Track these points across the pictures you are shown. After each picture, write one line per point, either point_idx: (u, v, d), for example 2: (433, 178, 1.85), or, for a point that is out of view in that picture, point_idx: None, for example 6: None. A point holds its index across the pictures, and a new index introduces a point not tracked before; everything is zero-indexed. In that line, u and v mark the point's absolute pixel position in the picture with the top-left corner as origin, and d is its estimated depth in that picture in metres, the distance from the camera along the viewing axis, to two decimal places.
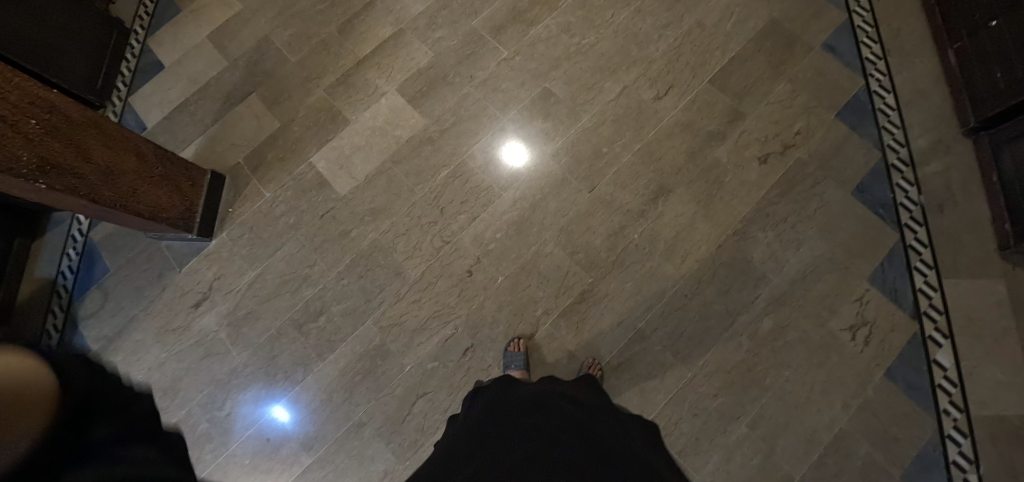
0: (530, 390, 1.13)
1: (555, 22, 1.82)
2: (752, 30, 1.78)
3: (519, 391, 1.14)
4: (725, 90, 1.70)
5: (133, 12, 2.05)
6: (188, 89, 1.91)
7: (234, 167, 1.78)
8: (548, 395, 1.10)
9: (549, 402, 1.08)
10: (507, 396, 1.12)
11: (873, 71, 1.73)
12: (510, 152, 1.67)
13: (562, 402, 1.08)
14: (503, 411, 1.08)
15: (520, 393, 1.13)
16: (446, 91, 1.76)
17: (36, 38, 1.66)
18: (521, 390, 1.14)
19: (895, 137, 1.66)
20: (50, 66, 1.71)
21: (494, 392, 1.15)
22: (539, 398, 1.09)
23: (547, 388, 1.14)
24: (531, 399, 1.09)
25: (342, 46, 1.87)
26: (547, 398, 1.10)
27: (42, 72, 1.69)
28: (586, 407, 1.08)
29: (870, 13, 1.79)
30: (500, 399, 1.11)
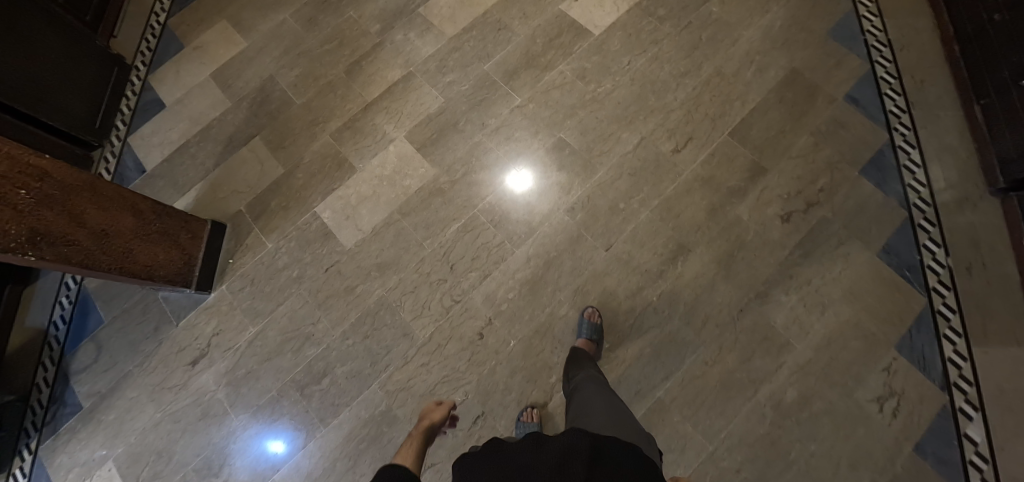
0: (498, 464, 0.91)
1: (570, 67, 1.76)
2: (773, 79, 1.72)
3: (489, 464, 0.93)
4: (746, 143, 1.65)
5: (134, 47, 2.00)
6: (188, 130, 1.85)
7: (235, 215, 1.71)
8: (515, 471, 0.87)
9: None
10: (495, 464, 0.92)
11: (897, 124, 1.68)
12: (516, 183, 1.64)
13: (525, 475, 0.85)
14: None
15: (495, 466, 0.92)
16: (457, 139, 1.70)
17: (33, 79, 1.61)
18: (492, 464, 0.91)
19: (920, 195, 1.60)
20: (46, 108, 1.66)
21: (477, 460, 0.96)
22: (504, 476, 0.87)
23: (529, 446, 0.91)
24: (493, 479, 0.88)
25: (350, 89, 1.81)
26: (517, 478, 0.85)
27: (39, 115, 1.64)
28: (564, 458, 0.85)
29: (894, 64, 1.74)
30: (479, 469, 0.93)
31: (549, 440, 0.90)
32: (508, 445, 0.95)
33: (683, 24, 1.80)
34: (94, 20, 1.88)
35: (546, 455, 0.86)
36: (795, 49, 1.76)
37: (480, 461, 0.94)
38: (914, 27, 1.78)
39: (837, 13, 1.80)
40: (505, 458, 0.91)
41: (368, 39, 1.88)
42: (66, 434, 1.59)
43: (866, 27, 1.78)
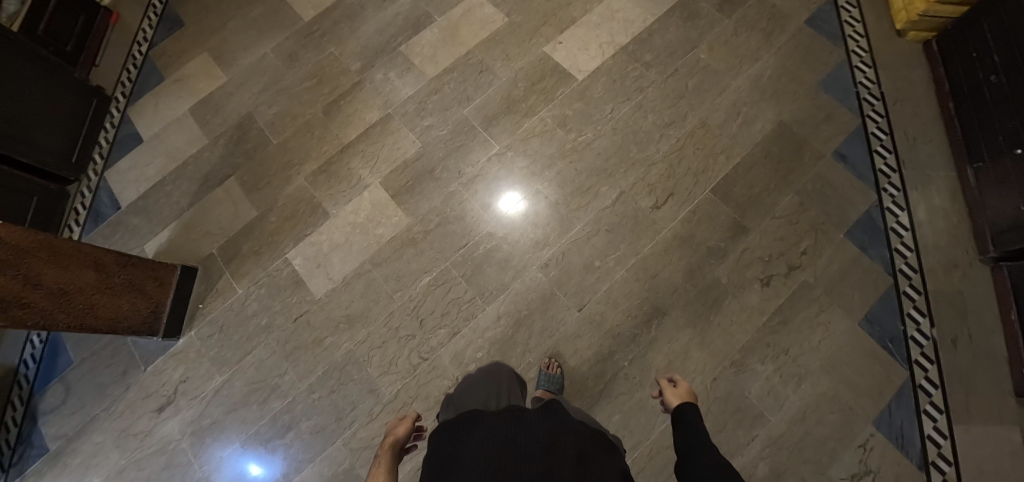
0: (488, 426, 1.01)
1: (551, 114, 1.72)
2: (760, 132, 1.67)
3: (476, 428, 1.03)
4: (728, 201, 1.60)
5: (116, 78, 1.99)
6: (165, 167, 1.83)
7: (207, 258, 1.69)
8: (508, 435, 0.98)
9: (512, 445, 0.96)
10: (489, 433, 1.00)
11: (886, 184, 1.62)
12: (508, 205, 1.63)
13: (519, 441, 0.97)
14: (458, 462, 0.96)
15: (489, 438, 0.99)
16: (432, 187, 1.67)
17: (14, 119, 1.59)
18: (484, 427, 1.02)
19: (907, 260, 1.55)
20: (26, 146, 1.64)
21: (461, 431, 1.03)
22: (499, 438, 0.98)
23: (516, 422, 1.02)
24: (484, 442, 0.98)
25: (327, 129, 1.78)
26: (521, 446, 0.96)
27: (19, 155, 1.62)
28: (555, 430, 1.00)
29: (886, 119, 1.69)
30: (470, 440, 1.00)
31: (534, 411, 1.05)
32: (490, 413, 1.07)
33: (669, 71, 1.75)
34: (76, 50, 1.89)
35: (539, 424, 1.01)
36: (783, 101, 1.71)
37: (465, 427, 1.03)
38: (909, 80, 1.73)
39: (828, 63, 1.75)
40: (496, 422, 1.02)
41: (348, 77, 1.84)
42: (31, 476, 1.57)
43: (858, 78, 1.74)
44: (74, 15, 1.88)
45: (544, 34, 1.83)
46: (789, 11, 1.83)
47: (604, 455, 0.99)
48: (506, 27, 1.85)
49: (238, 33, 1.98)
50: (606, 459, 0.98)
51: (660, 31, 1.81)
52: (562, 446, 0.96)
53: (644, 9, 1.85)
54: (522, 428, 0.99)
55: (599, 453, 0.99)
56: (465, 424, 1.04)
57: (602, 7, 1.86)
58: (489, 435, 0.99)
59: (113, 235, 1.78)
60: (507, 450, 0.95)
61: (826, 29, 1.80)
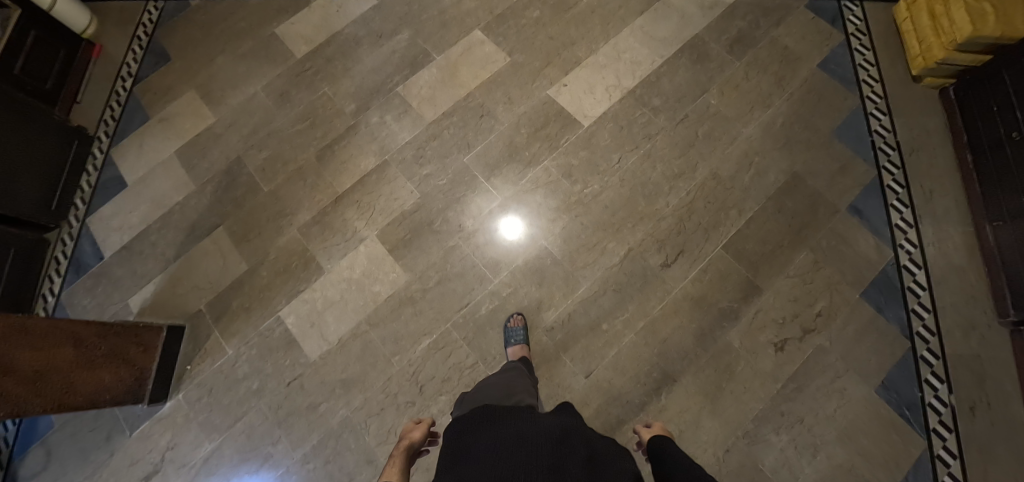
0: (500, 424, 1.03)
1: (556, 163, 1.64)
2: (772, 185, 1.61)
3: (489, 423, 1.05)
4: (741, 258, 1.54)
5: (98, 116, 1.89)
6: (149, 214, 1.74)
7: (194, 314, 1.61)
8: (517, 430, 1.00)
9: (523, 437, 0.98)
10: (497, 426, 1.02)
11: (903, 240, 1.57)
12: (508, 227, 1.59)
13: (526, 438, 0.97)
14: (469, 453, 0.98)
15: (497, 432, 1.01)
16: (431, 240, 1.59)
17: None
18: (498, 421, 1.04)
19: (924, 322, 1.50)
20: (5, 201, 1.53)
21: (474, 424, 1.05)
22: (510, 433, 1.00)
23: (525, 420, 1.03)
24: (497, 435, 1.00)
25: (320, 177, 1.70)
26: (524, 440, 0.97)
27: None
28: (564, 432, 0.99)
29: (902, 171, 1.63)
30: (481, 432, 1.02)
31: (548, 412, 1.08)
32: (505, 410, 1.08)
33: (678, 118, 1.68)
34: (56, 87, 1.81)
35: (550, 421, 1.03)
36: (797, 151, 1.64)
37: (479, 419, 1.06)
38: (925, 128, 1.68)
39: (843, 110, 1.70)
40: (509, 417, 1.05)
41: (342, 119, 1.76)
42: None
43: (873, 126, 1.68)
44: (52, 50, 1.81)
45: (548, 75, 1.76)
46: (802, 53, 1.76)
47: (616, 455, 0.98)
48: (508, 67, 1.77)
49: (226, 70, 1.88)
50: (617, 460, 0.97)
51: (669, 74, 1.74)
52: (572, 439, 0.97)
53: (652, 50, 1.77)
54: (534, 422, 1.01)
55: (608, 458, 0.96)
56: (479, 419, 1.06)
57: (608, 47, 1.78)
58: (502, 428, 1.01)
59: (96, 287, 1.69)
60: (517, 441, 0.97)
61: (839, 73, 1.74)
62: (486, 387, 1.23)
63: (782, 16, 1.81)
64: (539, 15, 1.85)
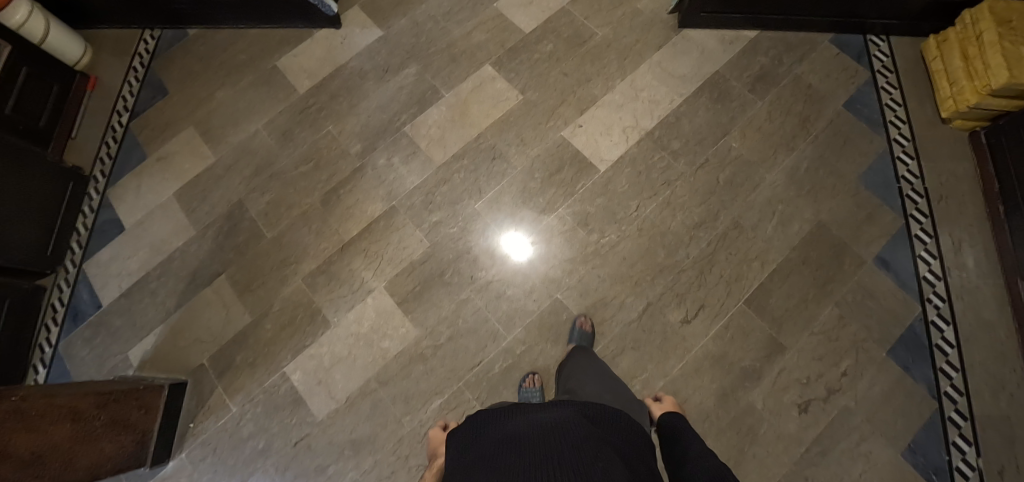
0: (489, 431, 0.97)
1: (571, 211, 1.58)
2: (796, 235, 1.55)
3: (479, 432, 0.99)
4: (763, 314, 1.48)
5: (94, 153, 1.82)
6: (149, 260, 1.67)
7: (197, 368, 1.55)
8: (507, 432, 0.94)
9: (512, 435, 0.92)
10: (490, 432, 0.97)
11: (931, 294, 1.51)
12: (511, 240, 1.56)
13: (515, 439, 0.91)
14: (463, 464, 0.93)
15: (489, 440, 0.95)
16: (442, 293, 1.53)
17: None
18: (490, 425, 0.99)
19: (952, 381, 1.44)
20: None
21: (468, 434, 1.01)
22: (501, 436, 0.94)
23: (516, 419, 0.97)
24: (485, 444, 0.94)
25: (325, 223, 1.63)
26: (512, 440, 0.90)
27: None
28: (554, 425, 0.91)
29: (930, 219, 1.57)
30: (474, 442, 0.97)
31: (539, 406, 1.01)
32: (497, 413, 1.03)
33: (699, 161, 1.62)
34: (49, 125, 1.74)
35: (539, 415, 0.96)
36: (822, 198, 1.58)
37: (467, 432, 1.01)
38: (954, 174, 1.62)
39: (869, 154, 1.63)
40: (498, 422, 0.99)
41: (348, 161, 1.69)
42: None
43: (901, 171, 1.62)
44: (46, 86, 1.74)
45: (562, 115, 1.68)
46: (827, 93, 1.69)
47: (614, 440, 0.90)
48: (521, 106, 1.70)
49: (227, 106, 1.81)
50: (616, 443, 0.89)
51: (689, 114, 1.67)
52: (560, 425, 0.90)
53: (671, 88, 1.70)
54: (524, 420, 0.95)
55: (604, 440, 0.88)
56: (474, 427, 1.02)
57: (626, 84, 1.71)
58: (489, 434, 0.96)
59: (94, 337, 1.63)
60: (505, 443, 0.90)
61: (865, 114, 1.67)
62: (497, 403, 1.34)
63: (805, 52, 1.74)
64: (553, 49, 1.77)
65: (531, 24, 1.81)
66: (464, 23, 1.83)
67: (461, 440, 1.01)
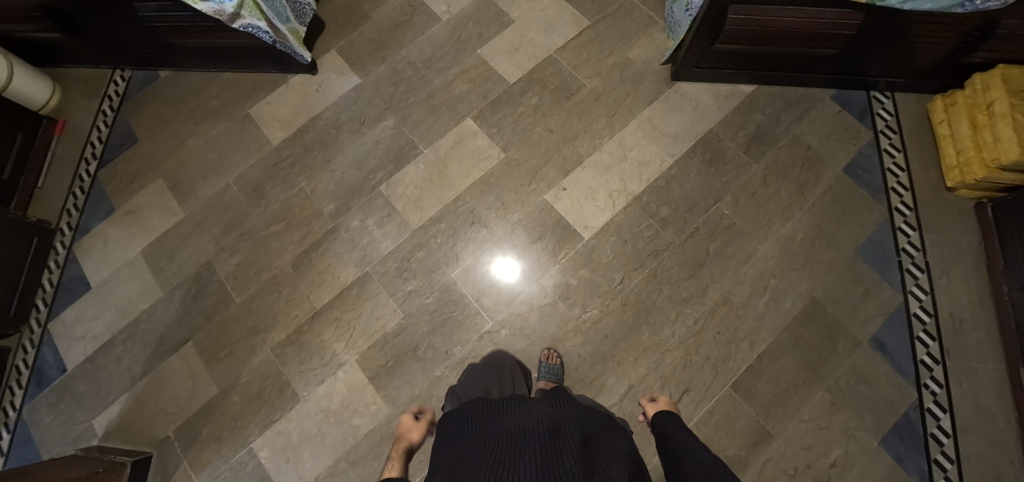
0: (487, 422, 1.03)
1: (553, 282, 1.51)
2: (788, 313, 1.47)
3: (478, 419, 1.06)
4: (751, 399, 1.41)
5: (61, 204, 1.75)
6: (115, 323, 1.61)
7: (162, 441, 1.50)
8: (510, 426, 1.00)
9: (515, 432, 0.98)
10: (490, 424, 1.03)
11: (928, 379, 1.43)
12: (506, 267, 1.52)
13: (520, 437, 0.97)
14: (465, 451, 0.99)
15: (488, 434, 1.00)
16: (415, 370, 1.47)
17: None
18: (488, 417, 1.05)
19: (948, 474, 1.36)
20: None
21: (465, 421, 1.06)
22: (504, 431, 1.00)
23: (516, 413, 1.04)
24: (490, 434, 1.00)
25: (296, 289, 1.56)
26: (517, 437, 0.97)
27: None
28: (559, 428, 0.99)
29: (930, 297, 1.49)
30: (472, 429, 1.03)
31: (539, 400, 1.07)
32: (493, 403, 1.09)
33: (688, 230, 1.54)
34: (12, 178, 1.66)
35: (542, 411, 1.04)
36: (817, 273, 1.50)
37: (467, 419, 1.06)
38: (957, 246, 1.54)
39: (868, 224, 1.55)
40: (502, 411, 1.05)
41: (320, 221, 1.61)
42: None
43: (901, 243, 1.54)
44: (9, 135, 1.65)
45: (546, 176, 1.60)
46: (826, 155, 1.60)
47: (609, 439, 1.02)
48: (502, 165, 1.62)
49: (197, 156, 1.74)
50: (610, 443, 1.01)
51: (680, 177, 1.58)
52: (568, 433, 0.97)
53: (661, 148, 1.61)
54: (526, 416, 1.02)
55: (603, 439, 1.00)
56: (471, 414, 1.08)
57: (614, 143, 1.62)
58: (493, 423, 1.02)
59: (59, 403, 1.56)
60: (513, 437, 0.97)
61: (866, 180, 1.59)
62: (477, 382, 1.31)
63: (804, 110, 1.65)
64: (538, 101, 1.67)
65: (515, 74, 1.71)
66: (445, 71, 1.74)
67: (458, 425, 1.07)
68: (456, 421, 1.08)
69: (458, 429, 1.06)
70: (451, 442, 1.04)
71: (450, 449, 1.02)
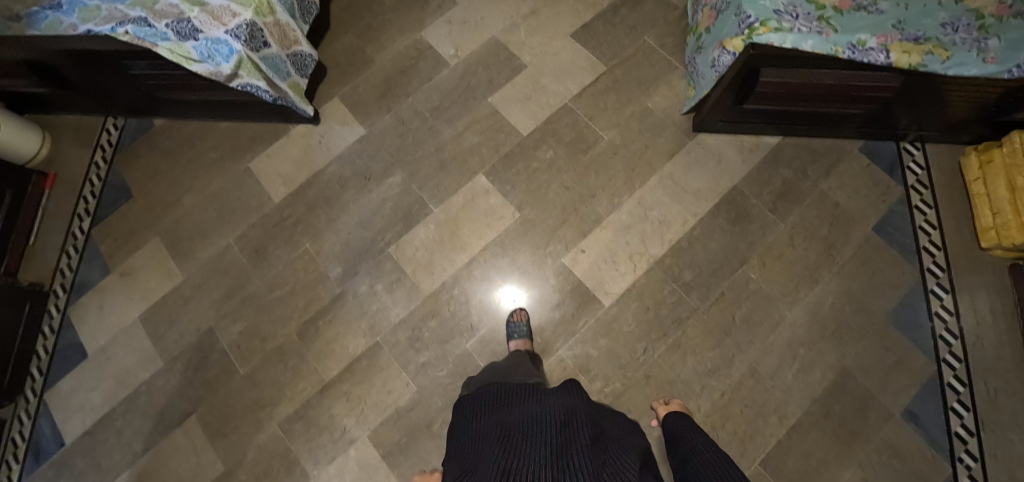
0: (499, 409, 1.01)
1: (572, 352, 1.44)
2: (818, 384, 1.41)
3: (492, 405, 1.04)
4: (781, 476, 1.35)
5: (53, 265, 1.66)
6: (114, 394, 1.54)
7: None
8: (522, 411, 0.97)
9: (526, 418, 0.95)
10: (503, 410, 1.00)
11: (962, 451, 1.37)
12: (509, 297, 1.49)
13: (530, 422, 0.93)
14: (474, 436, 0.97)
15: (500, 421, 0.97)
16: (430, 447, 1.40)
17: None
18: (501, 404, 1.03)
19: None
20: None
21: (479, 408, 1.04)
22: (515, 416, 0.96)
23: (528, 402, 1.01)
24: (501, 420, 0.97)
25: (303, 359, 1.49)
26: (527, 421, 0.93)
27: None
28: (569, 415, 0.95)
29: (964, 364, 1.43)
30: (486, 415, 1.01)
31: (552, 391, 1.05)
32: (507, 392, 1.07)
33: (712, 295, 1.47)
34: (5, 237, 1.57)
35: (556, 401, 1.00)
36: (847, 341, 1.44)
37: (482, 407, 1.04)
38: (991, 309, 1.47)
39: (900, 288, 1.49)
40: (517, 400, 1.03)
41: (327, 286, 1.54)
42: None
43: (934, 307, 1.47)
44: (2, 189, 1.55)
45: (563, 237, 1.53)
46: (855, 213, 1.54)
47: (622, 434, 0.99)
48: (517, 225, 1.54)
49: (195, 214, 1.66)
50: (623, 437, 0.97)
51: (703, 238, 1.51)
52: (577, 418, 0.94)
53: (684, 206, 1.54)
54: (538, 403, 0.99)
55: (614, 433, 0.97)
56: (486, 401, 1.06)
57: (633, 201, 1.55)
58: (506, 409, 1.00)
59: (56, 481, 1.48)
60: (523, 422, 0.94)
61: (897, 239, 1.52)
62: (492, 367, 1.28)
63: (832, 163, 1.58)
64: (554, 155, 1.59)
65: (529, 124, 1.63)
66: (454, 122, 1.65)
67: (471, 412, 1.05)
68: (469, 410, 1.06)
69: (470, 416, 1.03)
70: (462, 429, 1.01)
71: (462, 434, 1.00)
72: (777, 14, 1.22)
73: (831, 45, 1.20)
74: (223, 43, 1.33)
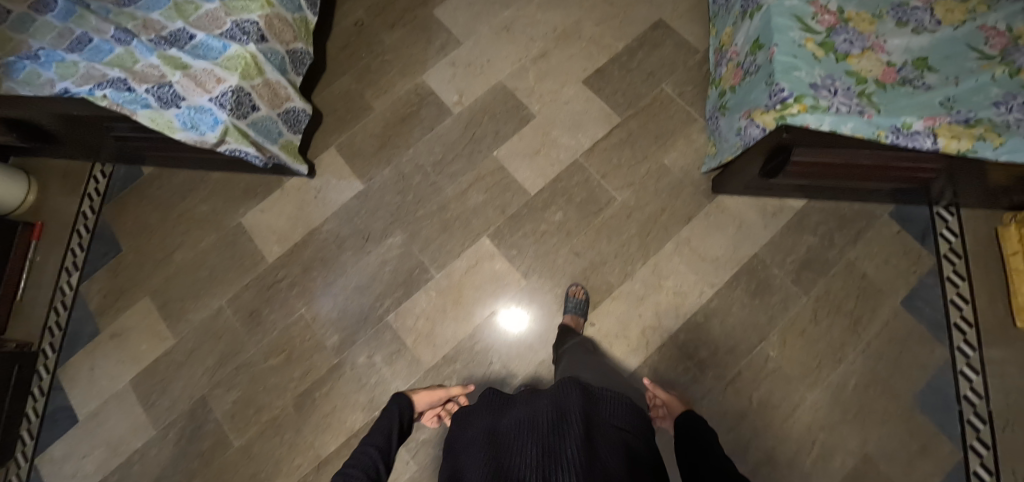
0: (493, 415, 0.92)
1: None
2: (838, 471, 1.33)
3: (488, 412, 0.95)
4: None
5: (43, 320, 1.59)
6: (105, 463, 1.48)
7: None
8: (512, 421, 0.87)
9: (515, 426, 0.85)
10: (494, 419, 0.90)
11: None
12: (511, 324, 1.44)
13: (519, 433, 0.83)
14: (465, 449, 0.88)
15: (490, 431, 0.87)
16: None
17: None
18: (495, 412, 0.93)
19: None
20: None
21: (474, 414, 0.95)
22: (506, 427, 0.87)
23: (520, 408, 0.90)
24: (493, 430, 0.88)
25: (300, 432, 1.43)
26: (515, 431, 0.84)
27: None
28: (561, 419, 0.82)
29: (991, 451, 1.33)
30: (478, 422, 0.92)
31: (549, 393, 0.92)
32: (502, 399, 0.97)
33: (728, 375, 1.39)
34: None
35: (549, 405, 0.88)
36: (870, 424, 1.36)
37: (477, 412, 0.95)
38: None
39: (927, 368, 1.39)
40: (512, 401, 0.94)
41: (324, 356, 1.47)
42: None
43: (963, 389, 1.38)
44: None
45: None
46: (884, 285, 1.44)
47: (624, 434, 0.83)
48: (523, 294, 1.46)
49: (187, 273, 1.59)
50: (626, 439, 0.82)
51: (720, 312, 1.43)
52: (567, 424, 0.81)
53: (701, 275, 1.45)
54: (528, 408, 0.88)
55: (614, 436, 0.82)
56: (481, 408, 0.96)
57: (647, 269, 1.46)
58: (500, 414, 0.91)
59: None
60: (514, 434, 0.84)
61: (927, 314, 1.43)
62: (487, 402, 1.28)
63: (860, 230, 1.48)
64: (563, 217, 1.50)
65: (537, 183, 1.53)
66: (457, 178, 1.55)
67: (467, 419, 0.95)
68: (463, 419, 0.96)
69: (464, 428, 0.94)
70: (455, 441, 0.92)
71: (454, 447, 0.91)
72: (814, 88, 1.11)
73: (873, 128, 1.09)
74: (208, 111, 1.23)
